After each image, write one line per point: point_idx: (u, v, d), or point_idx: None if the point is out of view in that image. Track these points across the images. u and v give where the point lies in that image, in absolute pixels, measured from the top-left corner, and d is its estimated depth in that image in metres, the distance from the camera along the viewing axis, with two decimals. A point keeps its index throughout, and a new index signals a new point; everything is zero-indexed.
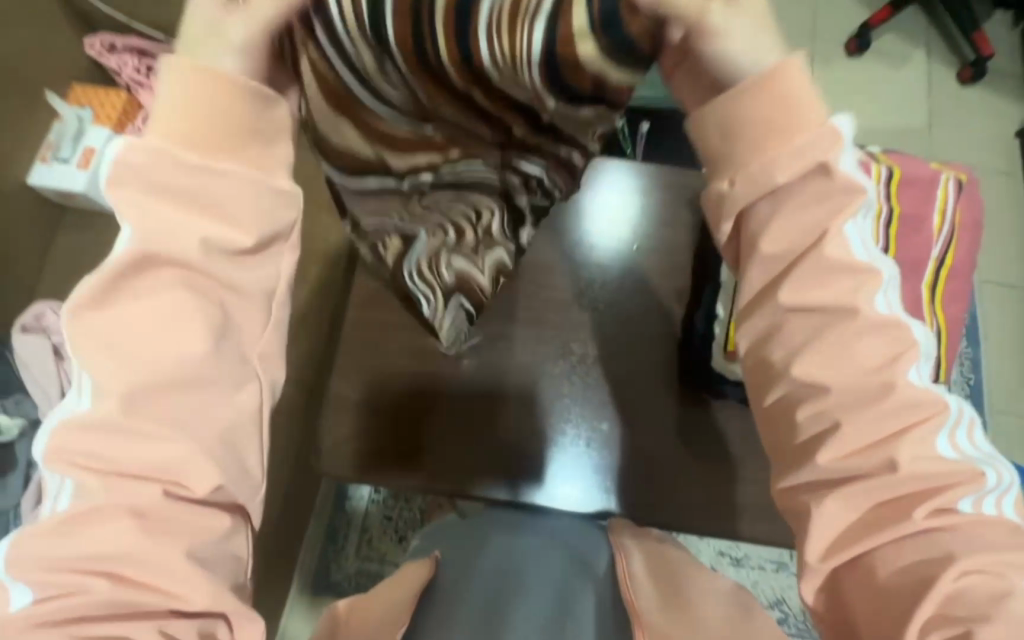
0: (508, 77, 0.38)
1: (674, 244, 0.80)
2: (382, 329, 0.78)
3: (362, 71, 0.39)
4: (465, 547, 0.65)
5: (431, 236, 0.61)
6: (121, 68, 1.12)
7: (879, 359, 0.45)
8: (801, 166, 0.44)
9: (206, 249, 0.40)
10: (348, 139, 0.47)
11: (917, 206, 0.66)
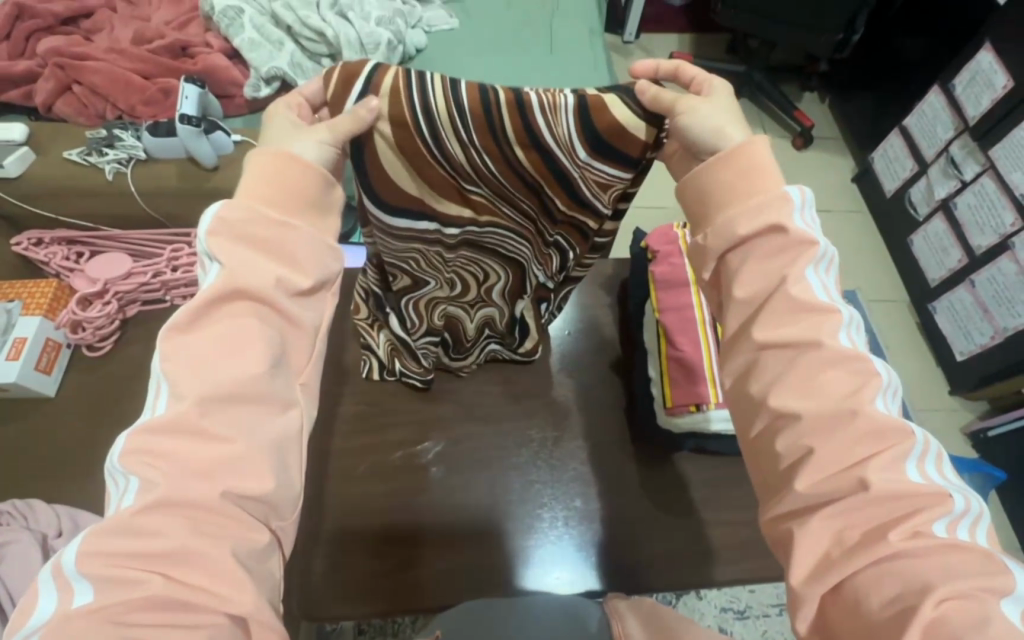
0: (549, 151, 0.51)
1: (600, 322, 0.89)
2: (347, 452, 0.80)
3: (439, 137, 0.50)
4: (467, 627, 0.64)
5: (439, 286, 0.70)
6: (49, 258, 1.16)
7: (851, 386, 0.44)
8: (753, 228, 0.48)
9: (278, 285, 0.46)
10: (402, 180, 0.54)
11: None
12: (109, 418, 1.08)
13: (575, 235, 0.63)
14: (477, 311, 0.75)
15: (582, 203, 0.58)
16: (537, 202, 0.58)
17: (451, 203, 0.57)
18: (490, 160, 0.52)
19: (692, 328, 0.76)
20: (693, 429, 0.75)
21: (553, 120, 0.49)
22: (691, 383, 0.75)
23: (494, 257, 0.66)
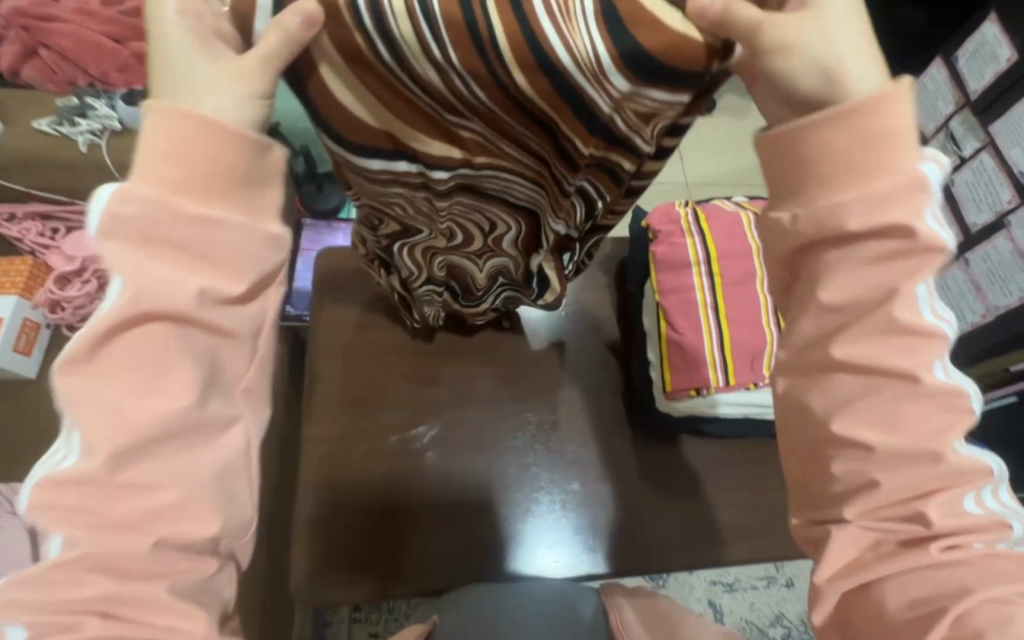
0: (562, 75, 0.38)
1: (600, 301, 0.87)
2: (339, 436, 0.79)
3: (402, 55, 0.37)
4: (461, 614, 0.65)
5: (433, 235, 0.60)
6: (23, 235, 1.11)
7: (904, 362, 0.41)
8: (871, 227, 0.40)
9: (201, 299, 0.39)
10: (360, 110, 0.42)
11: None
12: None
13: (607, 178, 0.49)
14: (484, 261, 0.64)
15: (617, 145, 0.44)
16: (553, 144, 0.45)
17: (432, 143, 0.45)
18: (478, 87, 0.39)
19: (693, 311, 0.74)
20: (692, 414, 0.74)
21: (565, 29, 0.35)
22: (691, 367, 0.73)
23: (501, 203, 0.53)
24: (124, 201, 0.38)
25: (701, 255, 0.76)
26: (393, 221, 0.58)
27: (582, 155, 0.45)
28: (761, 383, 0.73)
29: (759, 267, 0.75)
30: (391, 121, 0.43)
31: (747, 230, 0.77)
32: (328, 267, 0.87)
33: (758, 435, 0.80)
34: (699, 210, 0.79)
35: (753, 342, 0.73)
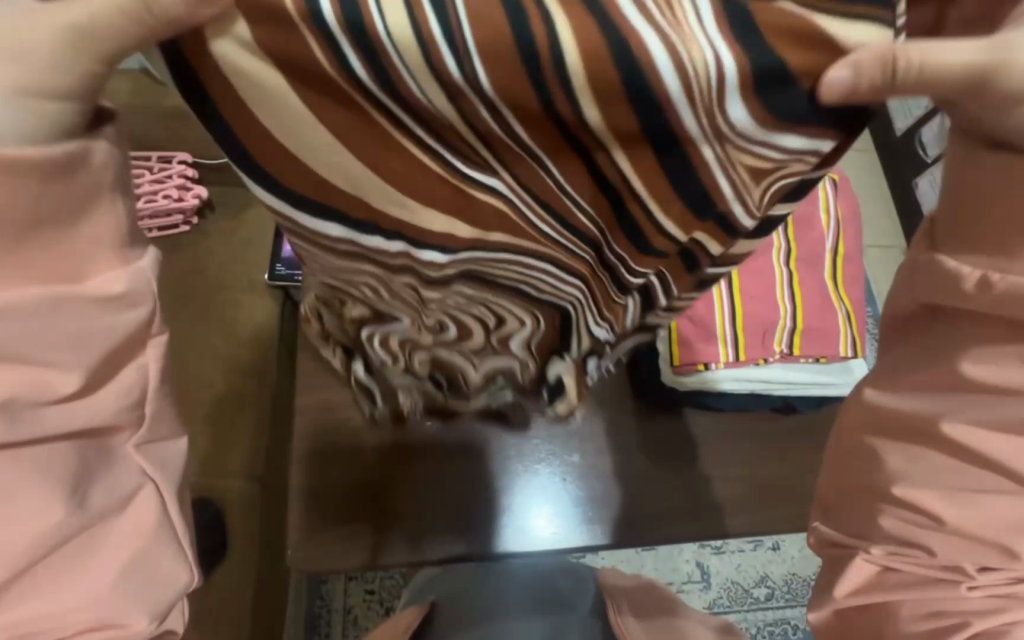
0: (638, 98, 0.29)
1: None
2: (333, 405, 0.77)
3: (396, 86, 0.29)
4: (463, 594, 0.73)
5: (424, 326, 0.56)
6: None
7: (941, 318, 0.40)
8: None
9: (26, 405, 0.37)
10: (346, 157, 0.35)
11: (805, 207, 0.73)
12: None
13: (659, 238, 0.42)
14: (483, 362, 0.62)
15: (697, 213, 0.39)
16: (608, 209, 0.39)
17: (425, 207, 0.39)
18: (514, 118, 0.31)
19: None
20: (700, 388, 0.71)
21: (683, 41, 0.27)
22: (700, 341, 0.70)
23: (503, 297, 0.50)
24: None
25: None
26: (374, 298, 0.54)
27: (629, 199, 0.38)
28: (772, 358, 0.70)
29: (777, 237, 0.71)
30: (417, 155, 0.35)
31: None
32: None
33: (762, 408, 0.79)
34: None
35: (765, 316, 0.70)
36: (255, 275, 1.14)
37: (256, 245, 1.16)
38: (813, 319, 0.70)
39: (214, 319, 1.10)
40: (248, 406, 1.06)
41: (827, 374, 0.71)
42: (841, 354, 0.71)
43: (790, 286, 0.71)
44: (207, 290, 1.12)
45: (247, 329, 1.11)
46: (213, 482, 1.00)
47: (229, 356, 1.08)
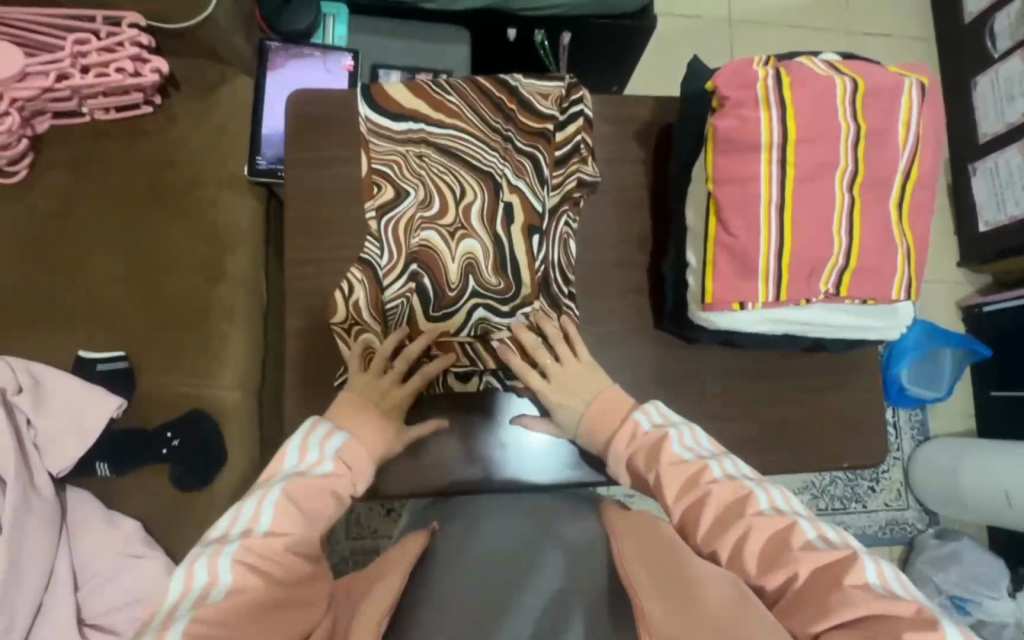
0: (510, 91, 0.76)
1: (625, 185, 0.79)
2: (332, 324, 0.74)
3: (436, 85, 0.76)
4: (461, 530, 0.71)
5: (416, 199, 0.73)
6: None
7: (734, 507, 0.60)
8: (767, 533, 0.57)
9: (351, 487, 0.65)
10: (409, 103, 0.75)
11: (882, 118, 0.60)
12: (44, 262, 0.95)
13: (539, 145, 0.76)
14: (456, 240, 0.72)
15: (534, 115, 0.76)
16: (506, 121, 0.76)
17: (432, 109, 0.75)
18: (468, 88, 0.76)
19: (753, 208, 0.60)
20: (728, 327, 0.65)
21: (519, 93, 0.77)
22: (739, 278, 0.61)
23: (469, 166, 0.74)
24: (310, 458, 0.64)
25: (775, 135, 0.59)
26: (378, 198, 0.73)
27: (520, 122, 0.76)
28: (815, 299, 0.63)
29: (843, 155, 0.60)
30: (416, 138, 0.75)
31: (838, 104, 0.59)
32: (304, 128, 0.75)
33: (790, 346, 0.74)
34: (782, 69, 0.59)
35: (816, 252, 0.60)
36: (234, 170, 1.02)
37: (233, 134, 1.03)
38: (869, 257, 0.62)
39: (190, 218, 0.99)
40: (236, 316, 1.00)
41: (868, 318, 0.66)
42: (891, 297, 0.64)
43: (850, 215, 0.61)
44: (179, 183, 1.00)
45: (228, 231, 1.01)
46: (206, 391, 0.97)
47: (209, 261, 0.99)
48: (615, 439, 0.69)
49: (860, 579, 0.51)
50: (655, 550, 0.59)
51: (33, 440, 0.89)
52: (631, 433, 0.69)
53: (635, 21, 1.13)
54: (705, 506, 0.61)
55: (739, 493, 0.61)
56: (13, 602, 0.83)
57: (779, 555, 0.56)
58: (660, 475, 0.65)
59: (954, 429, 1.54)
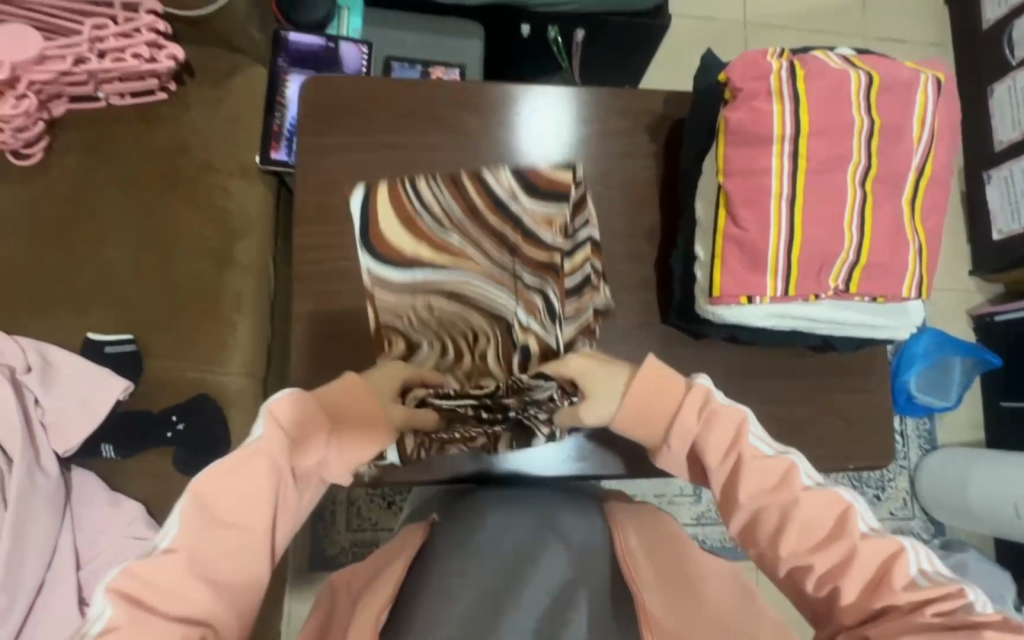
0: (515, 223, 0.63)
1: (635, 178, 0.79)
2: (339, 310, 0.75)
3: (431, 230, 0.65)
4: (458, 515, 0.69)
5: (432, 349, 0.67)
6: None
7: (829, 526, 0.59)
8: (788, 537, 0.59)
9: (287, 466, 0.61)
10: (403, 247, 0.65)
11: (896, 114, 0.59)
12: (56, 244, 0.96)
13: (552, 284, 0.63)
14: (470, 380, 0.66)
15: (536, 235, 0.63)
16: (507, 243, 0.64)
17: (427, 249, 0.65)
18: (466, 232, 0.64)
19: (763, 201, 0.59)
20: (735, 321, 0.64)
21: (520, 206, 0.63)
22: (747, 270, 0.61)
23: (481, 311, 0.64)
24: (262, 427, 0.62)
25: (788, 128, 0.58)
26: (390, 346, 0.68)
27: (528, 256, 0.63)
28: (823, 294, 0.62)
29: (856, 150, 0.59)
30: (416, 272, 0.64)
31: (852, 98, 0.59)
32: (316, 113, 0.75)
33: (798, 344, 0.73)
34: (796, 62, 0.59)
35: (826, 246, 0.60)
36: (246, 158, 1.03)
37: (246, 123, 1.03)
38: (880, 253, 0.61)
39: (201, 203, 1.00)
40: (243, 303, 1.00)
41: (878, 315, 0.65)
42: (902, 295, 0.63)
43: (862, 211, 0.60)
44: (191, 169, 1.00)
45: (239, 219, 1.02)
46: (212, 375, 0.97)
47: (219, 247, 1.00)
48: (684, 411, 0.66)
49: (907, 577, 0.54)
50: (665, 540, 0.64)
51: (39, 418, 0.90)
52: (702, 402, 0.67)
53: (648, 20, 1.13)
54: (787, 520, 0.60)
55: (832, 508, 0.60)
56: (15, 579, 0.83)
57: (873, 589, 0.55)
58: (737, 461, 0.64)
59: (963, 440, 1.52)
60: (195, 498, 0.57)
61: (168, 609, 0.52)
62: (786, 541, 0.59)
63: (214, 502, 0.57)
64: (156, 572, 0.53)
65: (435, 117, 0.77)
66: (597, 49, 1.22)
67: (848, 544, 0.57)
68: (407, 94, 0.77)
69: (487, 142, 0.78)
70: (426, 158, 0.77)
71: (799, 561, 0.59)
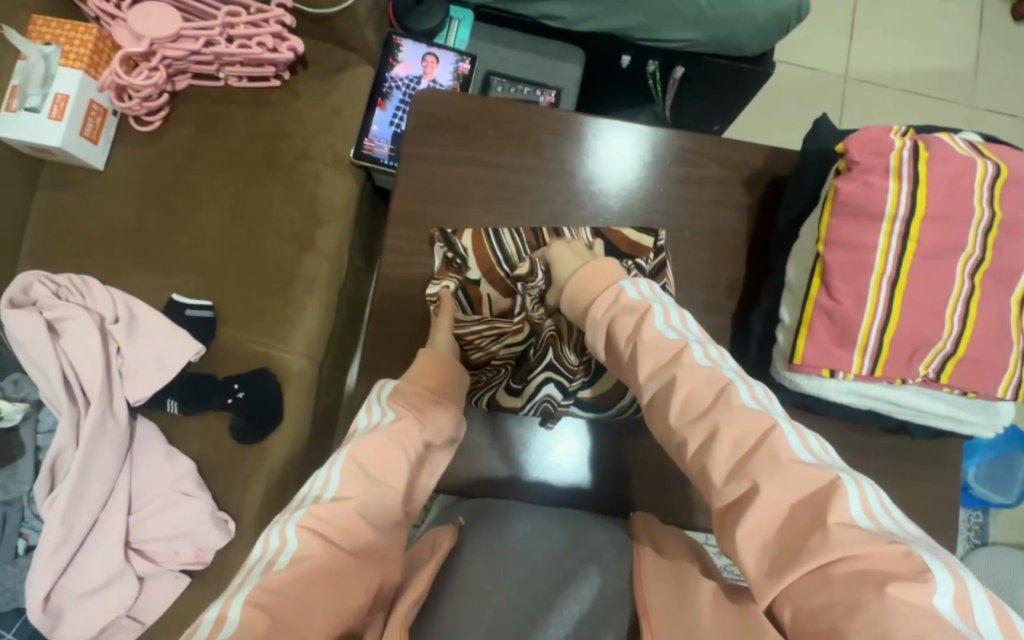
0: None
1: (724, 228, 0.78)
2: (414, 313, 0.77)
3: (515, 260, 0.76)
4: (491, 527, 0.70)
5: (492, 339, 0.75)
6: None
7: (711, 397, 0.56)
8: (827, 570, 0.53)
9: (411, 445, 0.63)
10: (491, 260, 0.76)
11: (1019, 209, 0.57)
12: (157, 206, 1.03)
13: None
14: (535, 376, 0.77)
15: None
16: None
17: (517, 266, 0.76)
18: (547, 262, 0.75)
19: (863, 277, 0.58)
20: (812, 391, 0.63)
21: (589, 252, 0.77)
22: (834, 344, 0.59)
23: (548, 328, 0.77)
24: (377, 414, 0.65)
25: (901, 208, 0.57)
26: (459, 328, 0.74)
27: None
28: (910, 380, 0.60)
29: (970, 241, 0.57)
30: (500, 282, 0.76)
31: (975, 188, 0.57)
32: (422, 123, 0.78)
33: (868, 422, 0.72)
34: (920, 142, 0.57)
35: (923, 333, 0.58)
36: (341, 152, 1.08)
37: (347, 117, 1.08)
38: (979, 348, 0.59)
39: (294, 188, 1.05)
40: (316, 288, 1.05)
41: (965, 409, 0.62)
42: (995, 395, 0.61)
43: (966, 303, 0.58)
44: (289, 155, 1.06)
45: (325, 207, 1.06)
46: (277, 352, 1.02)
47: (303, 232, 1.05)
48: (595, 303, 0.65)
49: (845, 514, 0.47)
50: (681, 577, 0.57)
51: (118, 367, 0.96)
52: (614, 297, 0.65)
53: (752, 66, 1.12)
54: (674, 390, 0.58)
55: (718, 384, 0.57)
56: (74, 512, 0.89)
57: (739, 466, 0.52)
58: (636, 347, 0.61)
59: (1016, 542, 1.42)
60: (351, 461, 0.61)
61: (348, 544, 0.56)
62: (671, 411, 0.58)
63: (364, 460, 0.61)
64: (340, 512, 0.57)
65: (536, 141, 0.79)
66: (694, 87, 1.21)
67: (714, 418, 0.55)
68: (511, 116, 0.79)
69: (580, 172, 0.79)
70: (518, 180, 0.79)
71: (680, 433, 0.57)
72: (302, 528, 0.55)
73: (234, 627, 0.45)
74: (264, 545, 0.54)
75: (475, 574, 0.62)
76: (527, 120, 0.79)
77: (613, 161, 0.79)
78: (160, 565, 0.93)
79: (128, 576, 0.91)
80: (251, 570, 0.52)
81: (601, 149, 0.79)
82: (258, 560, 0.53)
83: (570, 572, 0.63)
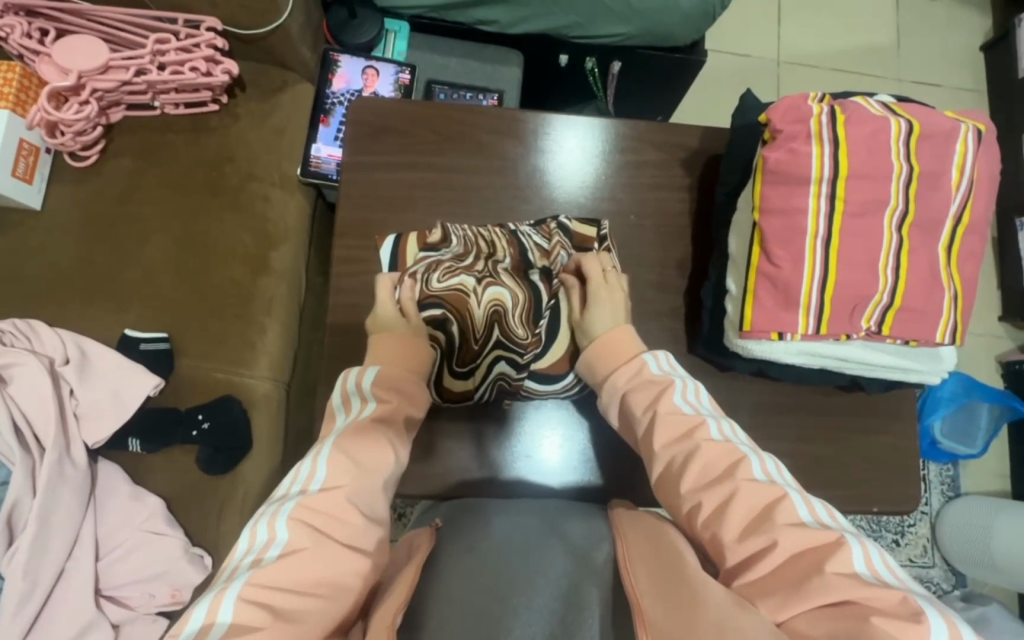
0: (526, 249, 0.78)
1: (668, 210, 0.80)
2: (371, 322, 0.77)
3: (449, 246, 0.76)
4: (467, 528, 0.69)
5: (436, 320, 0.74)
6: (6, 33, 0.91)
7: (725, 466, 0.60)
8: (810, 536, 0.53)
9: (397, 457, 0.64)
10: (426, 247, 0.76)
11: (935, 162, 0.60)
12: (100, 241, 1.00)
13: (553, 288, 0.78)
14: (484, 352, 0.76)
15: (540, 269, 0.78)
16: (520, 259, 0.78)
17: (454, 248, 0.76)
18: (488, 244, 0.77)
19: (798, 240, 0.60)
20: (763, 356, 0.65)
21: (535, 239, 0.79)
22: (779, 308, 0.61)
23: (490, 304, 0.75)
24: (357, 404, 0.66)
25: (826, 170, 0.59)
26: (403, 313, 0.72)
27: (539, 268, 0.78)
28: (855, 335, 0.62)
29: (894, 195, 0.60)
30: (433, 266, 0.75)
31: (892, 144, 0.60)
32: (362, 133, 0.78)
33: (823, 383, 0.74)
34: (837, 107, 0.60)
35: (860, 288, 0.60)
36: (287, 170, 1.07)
37: (290, 136, 1.07)
38: (915, 297, 0.61)
39: (243, 211, 1.04)
40: (275, 309, 1.03)
41: (910, 358, 0.65)
42: (935, 340, 0.63)
43: (897, 255, 0.61)
44: (235, 178, 1.04)
45: (277, 227, 1.05)
46: (239, 377, 1.00)
47: (256, 255, 1.03)
48: (616, 373, 0.69)
49: (849, 567, 0.51)
50: (660, 546, 0.57)
51: (73, 409, 0.93)
52: (636, 370, 0.69)
53: (685, 55, 1.16)
54: (691, 461, 0.61)
55: (734, 457, 0.60)
56: (38, 564, 0.85)
57: (757, 527, 0.55)
58: (653, 417, 0.65)
59: (986, 489, 1.48)
60: (340, 451, 0.60)
61: (340, 535, 0.55)
62: (687, 479, 0.60)
63: (341, 449, 0.60)
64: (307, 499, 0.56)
65: (477, 140, 0.80)
66: (632, 79, 1.24)
67: (732, 486, 0.58)
68: (450, 119, 0.80)
69: (522, 167, 0.80)
70: (463, 180, 0.79)
71: (692, 499, 0.59)
72: (293, 520, 0.54)
73: (223, 629, 0.46)
74: (250, 541, 0.54)
75: (459, 571, 0.62)
76: (467, 121, 0.80)
77: (563, 160, 0.80)
78: (135, 610, 0.90)
79: (101, 625, 0.88)
80: (239, 565, 0.52)
81: (549, 148, 0.80)
82: (241, 555, 0.53)
83: (554, 561, 0.62)
